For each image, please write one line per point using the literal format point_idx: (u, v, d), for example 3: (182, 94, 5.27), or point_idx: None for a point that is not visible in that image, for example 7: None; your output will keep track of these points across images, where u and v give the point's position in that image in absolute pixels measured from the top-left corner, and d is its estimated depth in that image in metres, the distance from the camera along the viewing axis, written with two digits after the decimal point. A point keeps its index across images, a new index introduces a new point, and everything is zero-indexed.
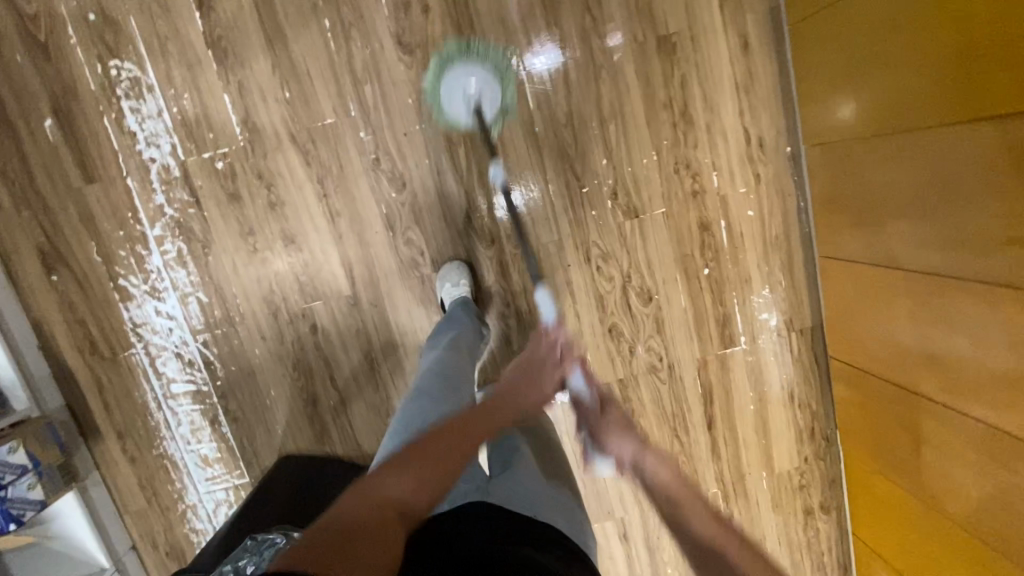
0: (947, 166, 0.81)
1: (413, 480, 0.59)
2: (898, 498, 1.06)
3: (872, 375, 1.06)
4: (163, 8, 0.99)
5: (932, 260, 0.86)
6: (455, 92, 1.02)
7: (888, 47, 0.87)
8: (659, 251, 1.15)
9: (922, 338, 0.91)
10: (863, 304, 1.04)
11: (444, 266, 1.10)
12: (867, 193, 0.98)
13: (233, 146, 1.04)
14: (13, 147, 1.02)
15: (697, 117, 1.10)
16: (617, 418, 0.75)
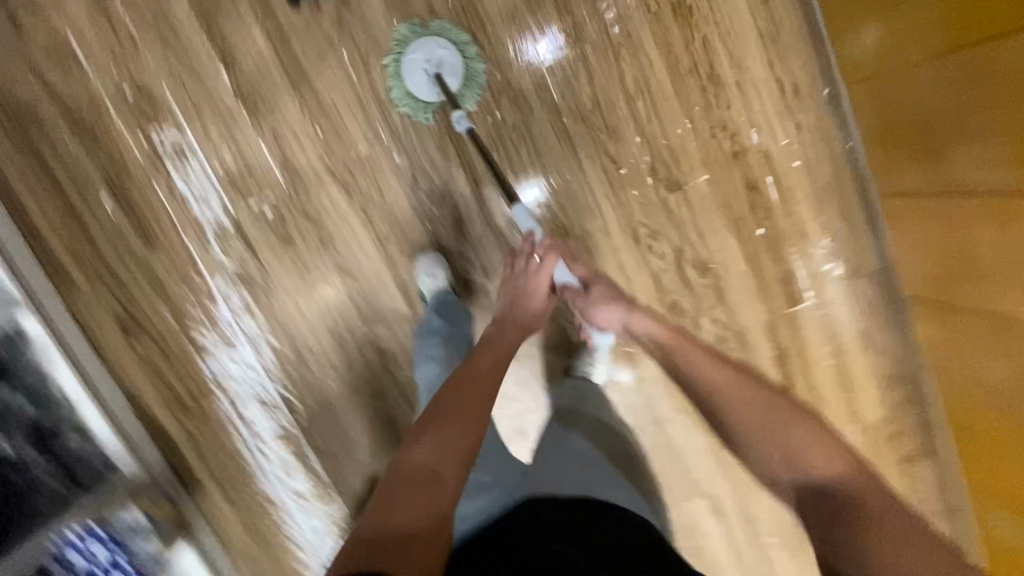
0: (1004, 72, 0.77)
1: (433, 446, 0.69)
2: (1013, 438, 0.99)
3: (962, 310, 1.01)
4: (191, 71, 1.02)
5: (1000, 175, 0.82)
6: (416, 72, 1.01)
7: None
8: (708, 220, 1.12)
9: (1008, 256, 0.85)
10: (937, 236, 0.99)
11: (418, 259, 1.11)
12: (919, 120, 0.94)
13: (278, 191, 1.07)
14: (77, 229, 1.07)
15: (725, 76, 1.08)
16: (601, 292, 0.88)
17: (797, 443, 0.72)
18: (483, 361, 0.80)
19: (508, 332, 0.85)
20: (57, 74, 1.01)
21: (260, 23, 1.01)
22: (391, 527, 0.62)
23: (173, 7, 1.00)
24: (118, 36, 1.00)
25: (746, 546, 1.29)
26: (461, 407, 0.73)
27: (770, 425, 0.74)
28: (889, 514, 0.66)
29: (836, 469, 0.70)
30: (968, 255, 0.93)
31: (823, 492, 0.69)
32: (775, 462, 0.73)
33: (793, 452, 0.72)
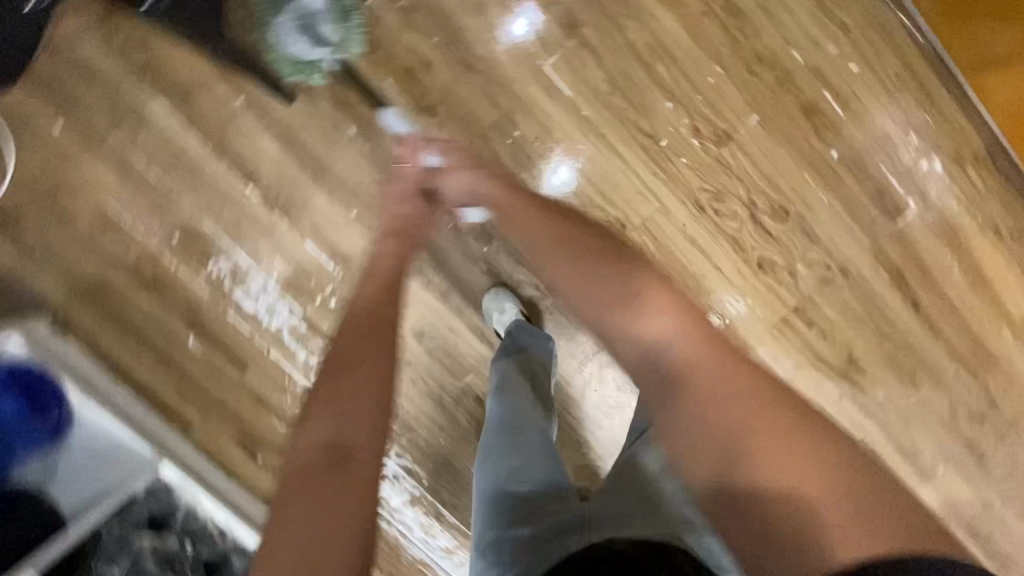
0: None
1: (321, 427, 0.76)
2: None
3: None
4: (221, 198, 1.04)
5: None
6: (285, 26, 0.85)
7: None
8: (772, 161, 1.02)
9: None
10: None
11: (484, 299, 1.09)
12: None
13: (335, 281, 1.08)
14: (175, 372, 1.12)
15: (743, 8, 0.98)
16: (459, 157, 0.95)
17: (621, 296, 0.74)
18: (351, 337, 0.86)
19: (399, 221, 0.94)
20: (111, 241, 1.06)
21: (266, 129, 1.01)
22: (308, 528, 0.65)
23: (186, 144, 1.02)
24: (148, 188, 1.04)
25: (920, 483, 1.18)
26: (338, 387, 0.79)
27: (593, 293, 0.75)
28: (715, 357, 0.67)
29: (667, 328, 0.70)
30: None
31: (655, 356, 0.69)
32: (616, 339, 0.72)
33: (637, 327, 0.71)
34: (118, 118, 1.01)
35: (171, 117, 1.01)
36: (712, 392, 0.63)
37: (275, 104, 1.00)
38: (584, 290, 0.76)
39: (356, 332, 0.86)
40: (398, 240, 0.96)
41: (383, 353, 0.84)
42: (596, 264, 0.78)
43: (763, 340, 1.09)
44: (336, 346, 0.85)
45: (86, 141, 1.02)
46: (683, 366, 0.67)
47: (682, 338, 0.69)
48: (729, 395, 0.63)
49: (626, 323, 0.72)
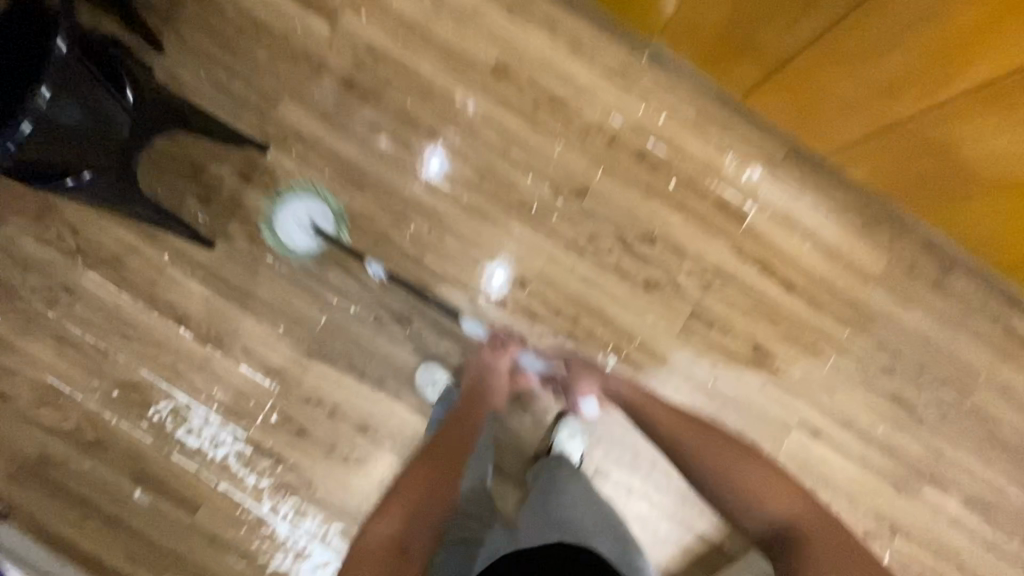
0: None
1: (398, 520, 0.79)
2: (988, 202, 1.05)
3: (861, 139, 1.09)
4: (156, 345, 1.13)
5: (822, 20, 0.90)
6: (291, 229, 1.14)
7: None
8: (626, 200, 1.22)
9: (884, 65, 0.92)
10: (801, 101, 1.09)
11: (417, 372, 1.16)
12: (716, 32, 1.05)
13: (274, 396, 1.15)
14: (126, 532, 1.12)
15: (563, 93, 1.22)
16: (580, 365, 1.12)
17: (752, 477, 0.85)
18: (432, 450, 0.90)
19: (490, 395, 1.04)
20: (52, 413, 1.12)
21: (192, 275, 1.14)
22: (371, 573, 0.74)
23: (118, 306, 1.13)
24: (85, 354, 1.12)
25: (863, 446, 1.25)
26: (416, 493, 0.83)
27: (720, 468, 0.86)
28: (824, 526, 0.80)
29: (773, 496, 0.83)
30: (837, 83, 1.00)
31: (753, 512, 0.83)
32: (738, 508, 0.85)
33: (763, 500, 0.83)
34: (54, 298, 1.12)
35: (102, 285, 1.13)
36: (791, 539, 0.79)
37: (196, 252, 1.14)
38: (708, 468, 0.87)
39: (448, 450, 0.90)
40: (470, 403, 1.00)
41: (451, 481, 0.86)
42: (724, 454, 0.88)
43: (674, 349, 1.22)
44: (423, 453, 0.89)
45: (25, 325, 1.12)
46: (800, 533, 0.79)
47: (780, 502, 0.82)
48: (806, 545, 0.78)
49: (753, 497, 0.84)
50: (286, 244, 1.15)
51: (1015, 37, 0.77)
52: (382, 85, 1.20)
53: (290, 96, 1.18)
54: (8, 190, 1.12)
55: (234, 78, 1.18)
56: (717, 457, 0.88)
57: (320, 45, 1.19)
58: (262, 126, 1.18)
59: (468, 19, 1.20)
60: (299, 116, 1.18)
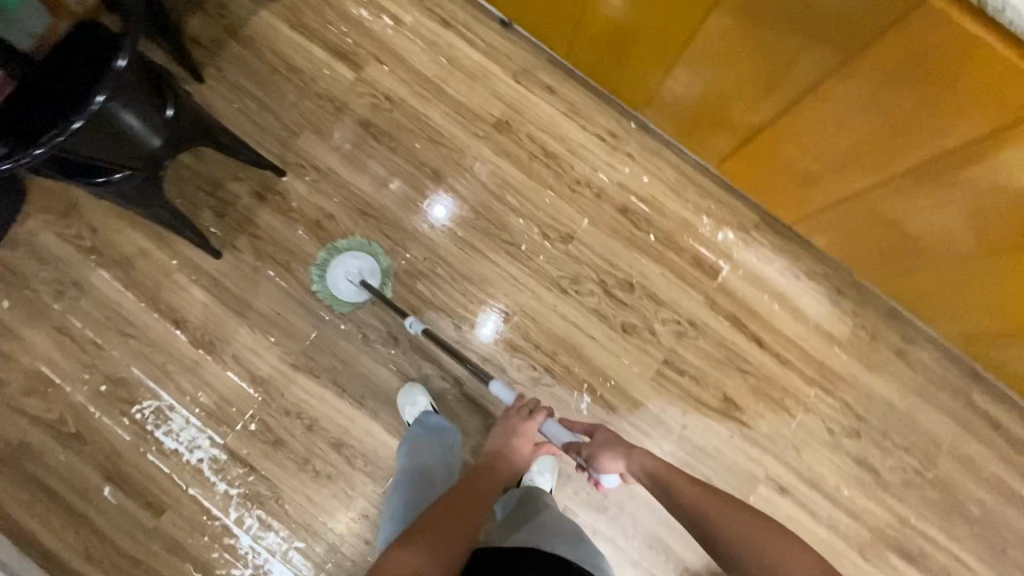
0: (717, 49, 1.02)
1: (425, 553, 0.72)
2: (932, 276, 1.16)
3: (818, 211, 1.21)
4: (151, 344, 1.18)
5: (774, 106, 1.05)
6: (341, 280, 1.21)
7: (617, 28, 1.14)
8: (609, 249, 1.31)
9: (828, 149, 1.05)
10: (764, 174, 1.22)
11: (403, 390, 1.19)
12: (691, 108, 1.20)
13: (256, 405, 1.18)
14: (88, 531, 1.12)
15: (557, 149, 1.34)
16: (605, 436, 0.98)
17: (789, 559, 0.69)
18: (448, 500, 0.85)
19: (504, 464, 0.98)
20: (38, 402, 1.15)
21: (196, 282, 1.21)
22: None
23: (121, 305, 1.19)
24: (82, 347, 1.17)
25: (829, 506, 1.27)
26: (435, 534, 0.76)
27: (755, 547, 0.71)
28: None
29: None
30: (792, 160, 1.13)
31: None
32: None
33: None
34: (62, 291, 1.19)
35: (109, 283, 1.20)
36: None
37: (203, 260, 1.22)
38: (744, 548, 0.72)
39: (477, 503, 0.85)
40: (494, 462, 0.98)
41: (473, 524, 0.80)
42: (759, 532, 0.73)
43: (646, 394, 1.27)
44: (450, 501, 0.84)
45: (30, 315, 1.18)
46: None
47: None
48: None
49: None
50: (332, 292, 1.20)
51: (939, 127, 0.87)
52: (394, 128, 1.33)
53: (310, 130, 1.31)
54: (40, 190, 1.22)
55: (262, 110, 1.31)
56: (742, 530, 0.74)
57: (343, 89, 1.33)
58: (281, 154, 1.29)
59: (477, 81, 1.36)
60: (316, 148, 1.30)
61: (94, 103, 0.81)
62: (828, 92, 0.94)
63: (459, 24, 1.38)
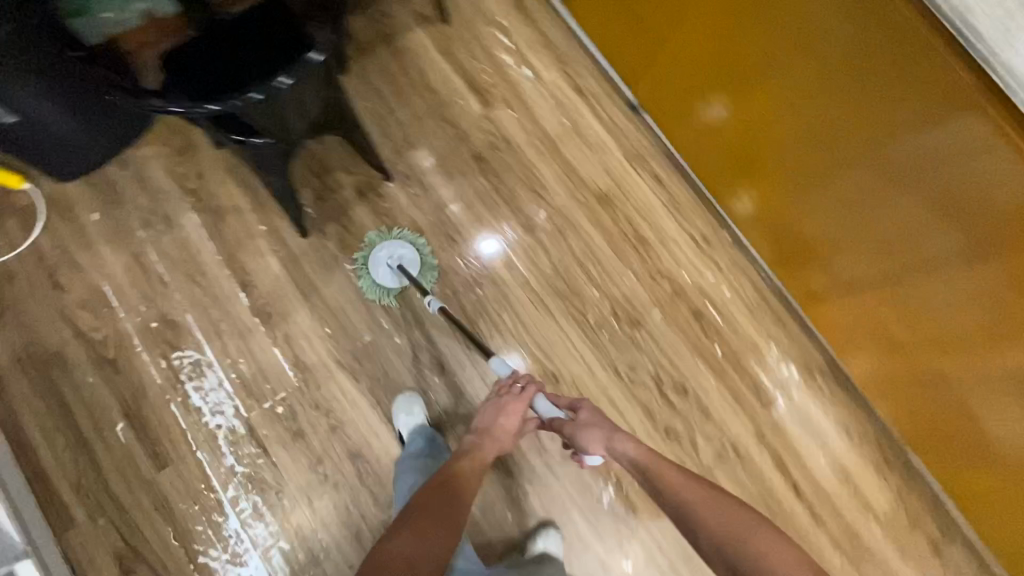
0: (821, 182, 1.06)
1: (412, 541, 0.79)
2: (985, 472, 1.09)
3: (881, 367, 1.19)
4: (213, 299, 1.19)
5: (863, 251, 1.07)
6: (381, 263, 1.22)
7: (730, 138, 1.21)
8: (673, 348, 1.29)
9: (905, 308, 1.05)
10: (835, 314, 1.22)
11: (399, 398, 1.17)
12: (779, 232, 1.24)
13: (290, 389, 1.16)
14: (87, 460, 1.08)
15: (650, 237, 1.35)
16: (589, 411, 0.96)
17: (764, 546, 0.76)
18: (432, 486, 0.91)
19: (487, 444, 0.98)
20: (89, 318, 1.15)
21: (275, 253, 1.22)
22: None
23: (199, 251, 1.21)
24: (148, 279, 1.18)
25: None
26: (424, 523, 0.82)
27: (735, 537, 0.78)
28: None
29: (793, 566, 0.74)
30: (865, 308, 1.14)
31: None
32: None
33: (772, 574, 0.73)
34: (150, 222, 1.21)
35: (197, 229, 1.22)
36: None
37: (289, 235, 1.23)
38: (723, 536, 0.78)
39: (461, 496, 0.89)
40: (479, 440, 0.98)
41: (459, 515, 0.86)
42: (740, 523, 0.79)
43: None
44: (435, 491, 0.89)
45: (113, 233, 1.20)
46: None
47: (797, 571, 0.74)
48: None
49: (762, 569, 0.74)
50: (369, 274, 1.21)
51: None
52: (503, 169, 1.36)
53: (426, 147, 1.35)
54: (165, 123, 1.26)
55: (389, 116, 1.36)
56: (723, 520, 0.80)
57: (468, 120, 1.38)
58: (393, 160, 1.33)
59: (594, 151, 1.40)
60: (426, 166, 1.34)
61: (278, 85, 0.83)
62: (894, 243, 1.00)
63: (592, 95, 1.43)
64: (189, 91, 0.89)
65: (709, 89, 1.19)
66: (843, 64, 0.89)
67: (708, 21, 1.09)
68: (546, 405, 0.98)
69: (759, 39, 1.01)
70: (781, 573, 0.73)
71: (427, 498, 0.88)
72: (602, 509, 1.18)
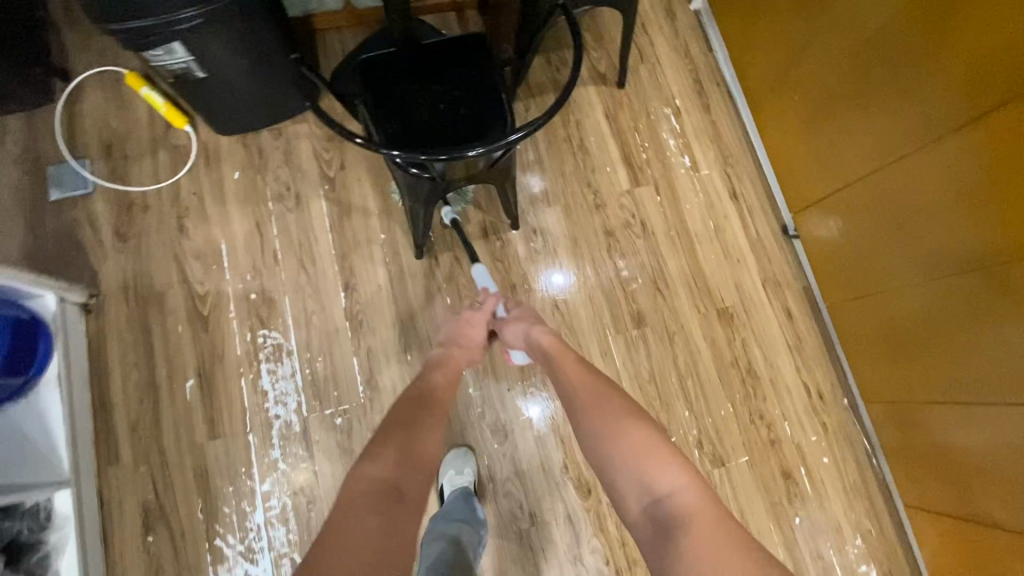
0: (908, 314, 1.04)
1: (393, 464, 0.71)
2: None
3: (938, 528, 1.09)
4: (313, 290, 1.18)
5: (933, 391, 1.02)
6: None
7: (831, 256, 1.22)
8: (748, 499, 1.17)
9: (966, 454, 0.98)
10: (898, 461, 1.16)
11: (451, 453, 1.12)
12: (855, 365, 1.22)
13: (354, 403, 1.14)
14: (150, 404, 1.09)
15: (761, 372, 1.24)
16: (522, 313, 1.04)
17: (636, 446, 0.74)
18: (406, 402, 0.84)
19: (456, 353, 0.98)
20: (198, 270, 1.17)
21: (384, 264, 1.21)
22: (367, 552, 0.60)
23: (316, 239, 1.21)
24: (262, 250, 1.20)
25: None
26: (402, 443, 0.74)
27: (606, 434, 0.76)
28: (714, 513, 0.67)
29: (675, 481, 0.70)
30: (925, 452, 1.08)
31: (658, 502, 0.69)
32: (623, 479, 0.72)
33: (643, 469, 0.71)
34: (282, 196, 1.23)
35: (322, 216, 1.22)
36: (681, 513, 0.67)
37: (404, 251, 1.22)
38: (598, 431, 0.77)
39: (435, 411, 0.83)
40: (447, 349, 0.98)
41: (435, 437, 0.79)
42: (616, 420, 0.77)
43: None
44: (403, 404, 0.83)
45: (246, 195, 1.23)
46: (683, 517, 0.66)
47: (672, 479, 0.70)
48: (706, 534, 0.64)
49: (621, 460, 0.73)
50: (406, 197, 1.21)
51: None
52: (629, 252, 1.29)
53: (561, 205, 1.30)
54: (327, 107, 1.28)
55: (535, 163, 1.33)
56: (596, 422, 0.78)
57: (612, 190, 1.32)
58: (525, 208, 1.29)
59: (730, 263, 1.31)
60: (555, 223, 1.29)
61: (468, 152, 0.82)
62: (1019, 500, 0.90)
63: (745, 205, 1.35)
64: (372, 108, 0.93)
65: (817, 204, 1.23)
66: (948, 193, 0.91)
67: (854, 146, 1.08)
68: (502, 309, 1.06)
69: (870, 166, 1.06)
70: (637, 464, 0.72)
71: (399, 411, 0.82)
72: None
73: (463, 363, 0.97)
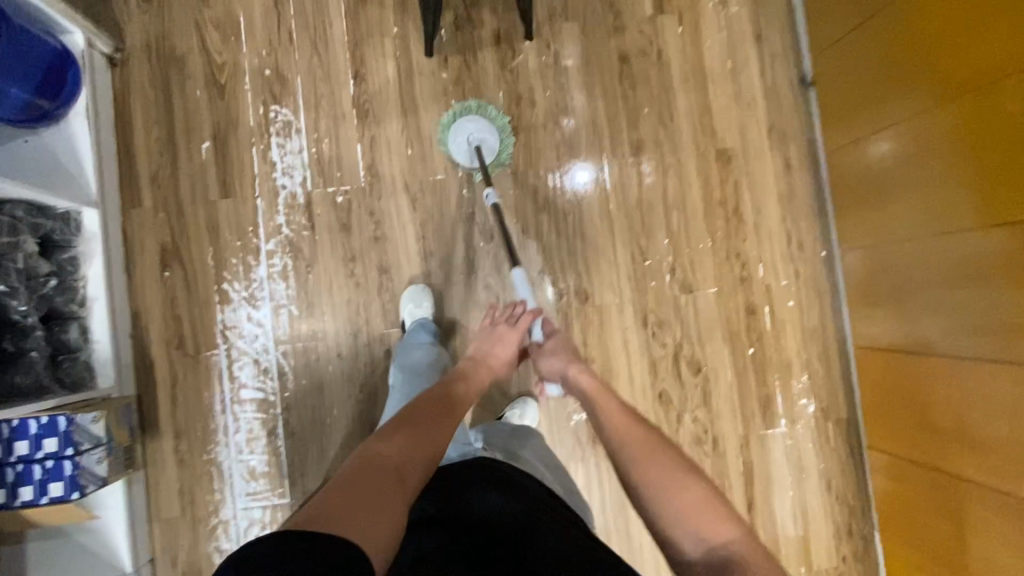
0: (888, 166, 1.08)
1: (401, 445, 0.68)
2: (943, 489, 1.03)
3: (880, 375, 1.17)
4: (325, 74, 1.22)
5: (902, 237, 1.07)
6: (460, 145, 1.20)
7: (832, 129, 1.24)
8: (709, 328, 1.26)
9: (923, 290, 1.03)
10: (858, 320, 1.23)
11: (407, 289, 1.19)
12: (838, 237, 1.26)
13: (355, 186, 1.21)
14: (169, 159, 1.18)
15: (746, 216, 1.28)
16: (559, 344, 1.00)
17: (689, 498, 0.68)
18: (423, 402, 0.80)
19: (482, 367, 0.94)
20: (217, 39, 1.21)
21: (395, 59, 1.23)
22: (362, 509, 0.57)
23: (331, 25, 1.23)
24: (279, 30, 1.22)
25: None
26: (416, 432, 0.72)
27: (659, 481, 0.71)
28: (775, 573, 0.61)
29: (728, 533, 0.65)
30: (880, 304, 1.15)
31: (714, 555, 0.63)
32: (672, 529, 0.67)
33: (696, 521, 0.66)
34: None
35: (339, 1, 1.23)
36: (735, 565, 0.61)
37: (415, 49, 1.23)
38: (642, 476, 0.72)
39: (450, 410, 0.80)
40: (476, 364, 0.94)
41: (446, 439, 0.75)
42: (666, 465, 0.72)
43: None
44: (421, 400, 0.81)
45: None
46: (736, 567, 0.61)
47: (724, 533, 0.65)
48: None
49: (671, 514, 0.68)
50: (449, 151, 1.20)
51: None
52: (640, 82, 1.28)
53: (580, 25, 1.28)
54: None
55: None
56: (644, 464, 0.73)
57: (633, 15, 1.29)
58: (542, 23, 1.28)
59: (740, 107, 1.29)
60: (570, 42, 1.28)
61: None
62: (950, 323, 0.98)
63: (768, 49, 1.30)
64: None
65: (824, 75, 1.24)
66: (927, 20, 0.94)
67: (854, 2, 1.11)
68: (536, 331, 1.03)
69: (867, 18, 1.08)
70: (689, 518, 0.67)
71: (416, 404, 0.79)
72: (569, 426, 1.22)
73: (489, 378, 0.94)
